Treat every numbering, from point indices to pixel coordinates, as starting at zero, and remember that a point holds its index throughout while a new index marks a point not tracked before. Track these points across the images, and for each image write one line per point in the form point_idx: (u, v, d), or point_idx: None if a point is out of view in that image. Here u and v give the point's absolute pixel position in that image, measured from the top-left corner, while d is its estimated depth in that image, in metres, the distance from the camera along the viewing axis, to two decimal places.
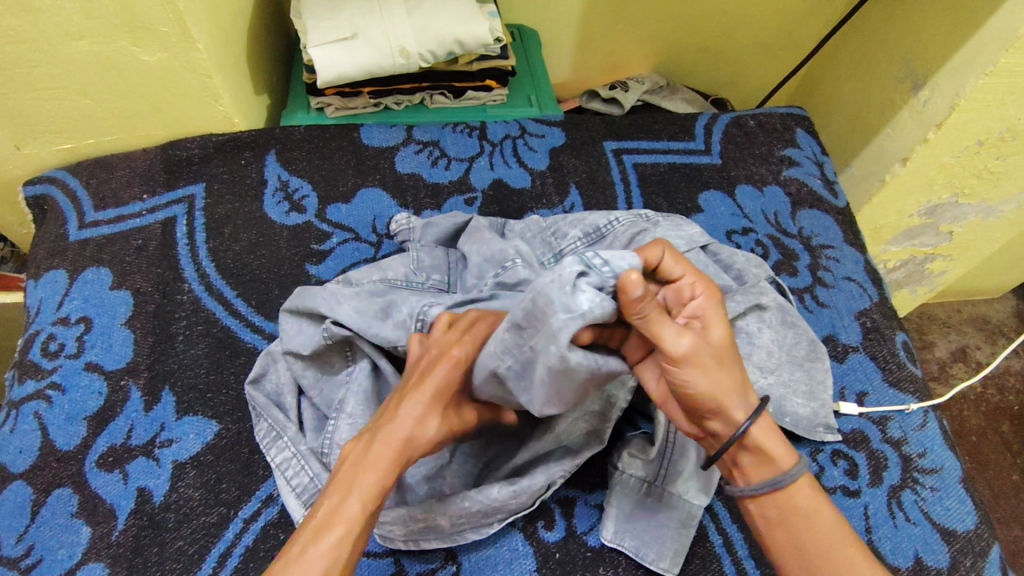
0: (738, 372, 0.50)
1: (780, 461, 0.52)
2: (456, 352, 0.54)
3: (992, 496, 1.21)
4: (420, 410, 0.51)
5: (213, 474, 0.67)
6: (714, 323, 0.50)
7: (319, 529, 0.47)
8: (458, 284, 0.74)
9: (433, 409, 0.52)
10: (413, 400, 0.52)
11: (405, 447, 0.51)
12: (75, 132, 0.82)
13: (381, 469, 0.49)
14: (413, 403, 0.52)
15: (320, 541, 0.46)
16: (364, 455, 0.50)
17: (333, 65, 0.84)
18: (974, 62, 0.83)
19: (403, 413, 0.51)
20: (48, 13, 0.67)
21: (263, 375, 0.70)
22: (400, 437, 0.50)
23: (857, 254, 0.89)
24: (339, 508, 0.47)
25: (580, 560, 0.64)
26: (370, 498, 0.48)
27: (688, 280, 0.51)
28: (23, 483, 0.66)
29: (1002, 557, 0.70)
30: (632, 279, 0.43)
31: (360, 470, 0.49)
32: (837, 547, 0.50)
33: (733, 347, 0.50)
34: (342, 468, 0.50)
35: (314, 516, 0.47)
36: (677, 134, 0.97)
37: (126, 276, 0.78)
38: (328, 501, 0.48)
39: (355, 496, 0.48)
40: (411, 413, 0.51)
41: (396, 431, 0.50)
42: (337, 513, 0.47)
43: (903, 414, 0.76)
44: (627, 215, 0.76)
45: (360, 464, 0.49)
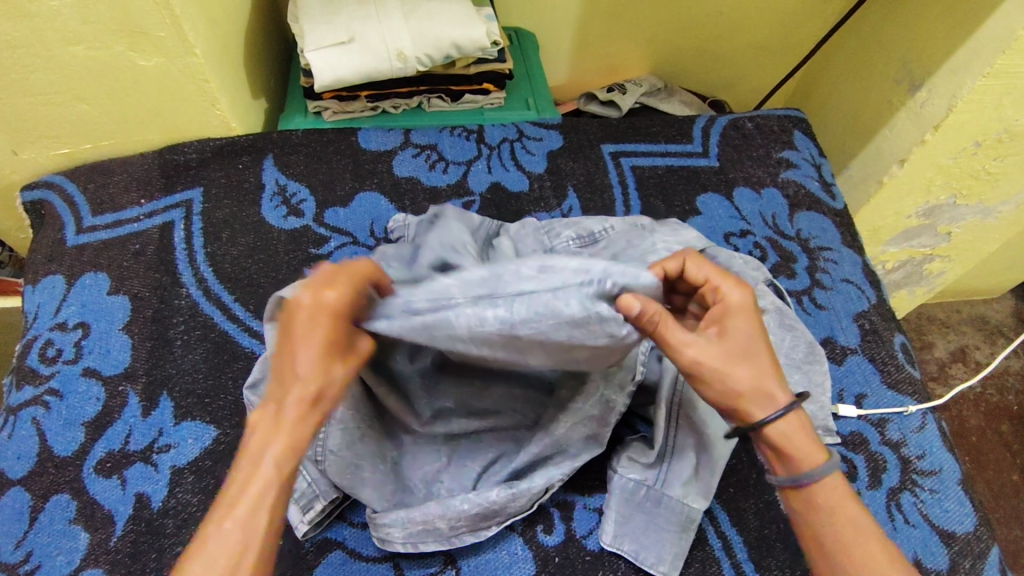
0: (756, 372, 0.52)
1: (810, 457, 0.52)
2: (334, 298, 0.49)
3: (991, 496, 1.21)
4: (309, 361, 0.48)
5: (211, 479, 0.67)
6: (731, 324, 0.53)
7: (235, 499, 0.45)
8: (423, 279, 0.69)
9: (330, 357, 0.49)
10: (302, 353, 0.48)
11: (315, 401, 0.48)
12: (73, 137, 0.82)
13: (292, 431, 0.47)
14: (305, 355, 0.48)
15: (234, 512, 0.45)
16: (274, 422, 0.47)
17: (331, 70, 0.84)
18: (972, 64, 0.83)
19: (303, 370, 0.48)
20: (45, 18, 0.67)
21: (260, 381, 0.69)
22: (306, 393, 0.48)
23: (855, 256, 0.89)
24: (250, 477, 0.46)
25: (579, 564, 0.64)
26: (283, 459, 0.47)
27: (713, 282, 0.54)
28: (21, 489, 0.66)
29: (1001, 559, 0.70)
30: (630, 301, 0.48)
31: (269, 435, 0.47)
32: (860, 540, 0.50)
33: (755, 346, 0.52)
34: (252, 437, 0.48)
35: (227, 491, 0.46)
36: (675, 136, 0.97)
37: (124, 281, 0.78)
38: (241, 470, 0.46)
39: (266, 461, 0.46)
40: (304, 365, 0.48)
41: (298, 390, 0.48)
42: (250, 480, 0.46)
43: (901, 416, 0.76)
44: (621, 224, 0.77)
45: (270, 428, 0.47)
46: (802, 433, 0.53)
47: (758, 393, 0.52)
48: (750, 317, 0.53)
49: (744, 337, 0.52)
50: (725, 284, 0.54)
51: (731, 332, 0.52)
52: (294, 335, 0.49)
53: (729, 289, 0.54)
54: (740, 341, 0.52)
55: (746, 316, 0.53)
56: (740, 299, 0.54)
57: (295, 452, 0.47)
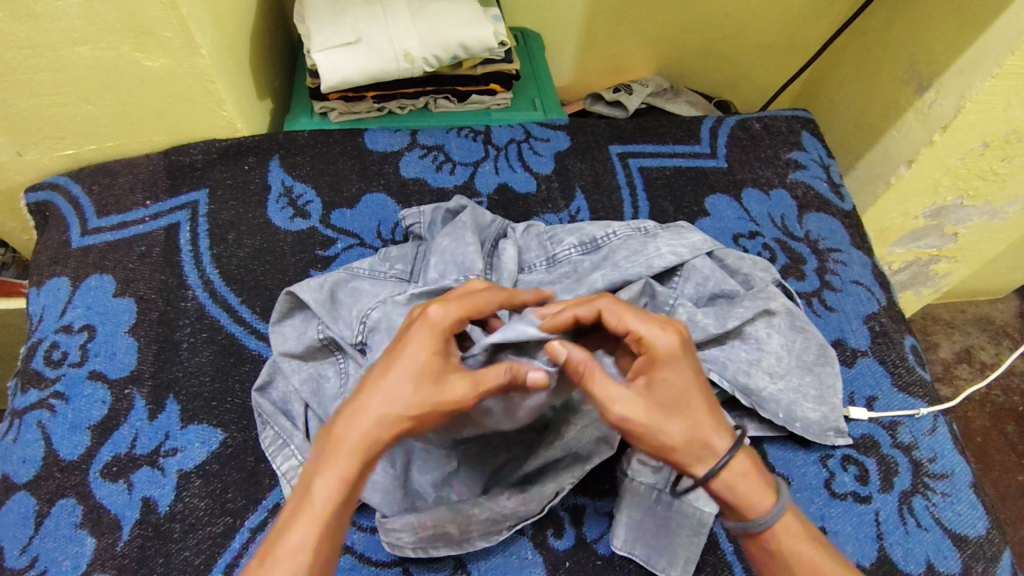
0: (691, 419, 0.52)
1: (757, 503, 0.53)
2: (433, 315, 0.53)
3: (998, 497, 1.20)
4: (392, 380, 0.50)
5: (218, 483, 0.66)
6: (660, 374, 0.52)
7: (284, 530, 0.47)
8: (421, 273, 0.74)
9: (416, 382, 0.50)
10: (388, 371, 0.51)
11: (379, 424, 0.49)
12: (77, 138, 0.82)
13: (341, 459, 0.48)
14: (388, 377, 0.50)
15: (284, 541, 0.46)
16: (331, 444, 0.49)
17: (337, 71, 0.84)
18: (981, 64, 0.82)
19: (371, 392, 0.50)
20: (50, 19, 0.66)
21: (270, 383, 0.69)
22: (370, 416, 0.49)
23: (864, 257, 0.89)
24: (304, 501, 0.47)
25: (590, 569, 0.64)
26: (326, 490, 0.47)
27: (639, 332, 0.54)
28: (27, 493, 0.65)
29: (1013, 562, 0.69)
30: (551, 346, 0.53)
31: (319, 461, 0.49)
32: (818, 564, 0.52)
33: (687, 391, 0.52)
34: (310, 463, 0.49)
35: (280, 519, 0.48)
36: (683, 137, 0.97)
37: (130, 283, 0.77)
38: (294, 498, 0.49)
39: (313, 491, 0.48)
40: (378, 387, 0.50)
41: (361, 412, 0.49)
42: (298, 511, 0.47)
43: (913, 419, 0.75)
44: (625, 228, 0.76)
45: (323, 454, 0.49)
46: (748, 481, 0.53)
47: (695, 446, 0.52)
48: (684, 364, 0.53)
49: (681, 390, 0.52)
50: (658, 329, 0.53)
51: (661, 381, 0.52)
52: (388, 356, 0.52)
53: (659, 337, 0.53)
54: (673, 392, 0.52)
55: (682, 364, 0.52)
56: (671, 345, 0.53)
57: (343, 482, 0.48)
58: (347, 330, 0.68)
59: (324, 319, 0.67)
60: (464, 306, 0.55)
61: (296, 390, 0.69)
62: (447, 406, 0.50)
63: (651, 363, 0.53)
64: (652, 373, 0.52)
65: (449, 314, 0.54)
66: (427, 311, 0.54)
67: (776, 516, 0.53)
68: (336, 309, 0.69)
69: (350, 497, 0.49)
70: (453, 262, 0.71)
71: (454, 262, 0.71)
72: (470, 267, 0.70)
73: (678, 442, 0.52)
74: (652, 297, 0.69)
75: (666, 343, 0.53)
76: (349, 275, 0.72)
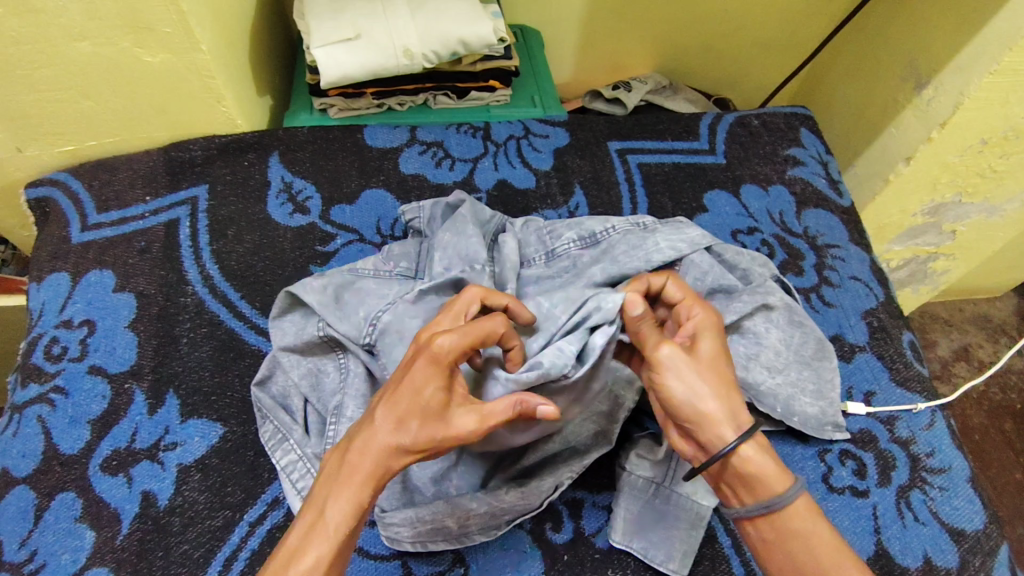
0: (722, 385, 0.54)
1: (775, 481, 0.53)
2: (439, 342, 0.51)
3: (995, 494, 1.21)
4: (399, 414, 0.50)
5: (218, 477, 0.66)
6: (702, 341, 0.56)
7: (295, 552, 0.48)
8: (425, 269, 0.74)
9: (424, 419, 0.49)
10: (395, 403, 0.50)
11: (387, 455, 0.49)
12: (77, 134, 0.82)
13: (353, 486, 0.49)
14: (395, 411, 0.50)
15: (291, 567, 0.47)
16: (339, 470, 0.49)
17: (336, 66, 0.84)
18: (978, 62, 0.82)
19: (378, 422, 0.50)
20: (51, 14, 0.67)
21: (269, 378, 0.69)
22: (378, 448, 0.49)
23: (862, 253, 0.89)
24: (313, 528, 0.48)
25: (589, 562, 0.64)
26: (340, 516, 0.48)
27: (687, 305, 0.59)
28: (26, 487, 0.65)
29: (1010, 557, 0.69)
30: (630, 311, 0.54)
31: (333, 486, 0.49)
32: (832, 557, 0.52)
33: (721, 363, 0.55)
34: (319, 488, 0.50)
35: (287, 543, 0.48)
36: (681, 133, 0.97)
37: (129, 278, 0.78)
38: (306, 520, 0.49)
39: (328, 514, 0.48)
40: (388, 418, 0.50)
41: (373, 440, 0.49)
42: (309, 536, 0.48)
43: (910, 414, 0.75)
44: (623, 223, 0.76)
45: (334, 481, 0.49)
46: (765, 459, 0.54)
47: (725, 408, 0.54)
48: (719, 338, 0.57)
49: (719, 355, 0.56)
50: (699, 306, 0.59)
51: (701, 347, 0.56)
52: (391, 387, 0.51)
53: (701, 312, 0.58)
54: (712, 353, 0.55)
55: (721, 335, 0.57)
56: (713, 319, 0.58)
57: (356, 509, 0.49)
58: (355, 331, 0.67)
59: (327, 318, 0.66)
60: (466, 338, 0.52)
61: (295, 384, 0.69)
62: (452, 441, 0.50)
63: (694, 327, 0.57)
64: (695, 337, 0.57)
65: (456, 341, 0.51)
66: (433, 340, 0.51)
67: (797, 494, 0.53)
68: (341, 310, 0.68)
69: (361, 522, 0.49)
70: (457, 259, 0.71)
71: (459, 259, 0.71)
72: (476, 257, 0.71)
73: (708, 397, 0.54)
74: None
75: (712, 314, 0.58)
76: (354, 275, 0.72)
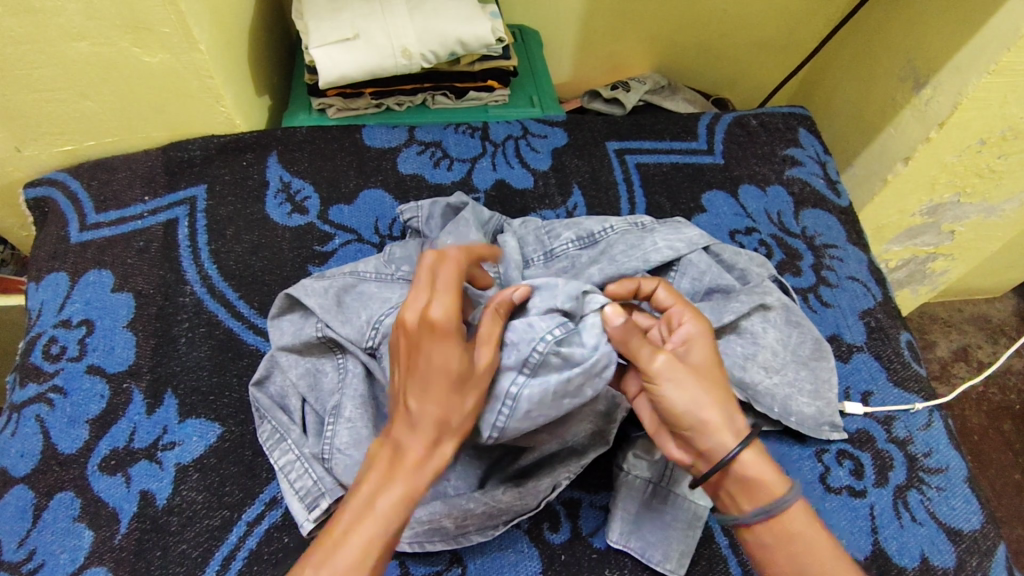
0: (719, 391, 0.55)
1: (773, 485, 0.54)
2: (438, 308, 0.52)
3: (994, 495, 1.21)
4: (436, 388, 0.50)
5: (216, 477, 0.66)
6: (696, 347, 0.57)
7: (342, 544, 0.47)
8: None
9: (457, 383, 0.51)
10: (428, 382, 0.50)
11: (439, 431, 0.51)
12: (75, 134, 0.82)
13: (408, 476, 0.49)
14: (433, 386, 0.50)
15: (340, 557, 0.47)
16: (392, 460, 0.50)
17: (334, 66, 0.84)
18: (975, 62, 0.82)
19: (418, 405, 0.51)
20: (50, 14, 0.67)
21: (267, 377, 0.69)
22: (428, 426, 0.50)
23: (860, 253, 0.89)
24: (366, 514, 0.48)
25: (586, 562, 0.64)
26: (392, 508, 0.49)
27: (677, 308, 0.59)
28: (25, 487, 0.65)
29: (1008, 557, 0.70)
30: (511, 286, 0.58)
31: (385, 478, 0.50)
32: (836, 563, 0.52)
33: (717, 368, 0.57)
34: (364, 477, 0.50)
35: (334, 531, 0.48)
36: (679, 133, 0.97)
37: (127, 278, 0.78)
38: (350, 511, 0.49)
39: (379, 506, 0.49)
40: (430, 401, 0.50)
41: (420, 430, 0.50)
42: (359, 523, 0.48)
43: (908, 414, 0.75)
44: (621, 223, 0.76)
45: (386, 471, 0.50)
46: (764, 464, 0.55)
47: (727, 415, 0.55)
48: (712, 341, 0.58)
49: (714, 360, 0.57)
50: (689, 312, 0.59)
51: (697, 353, 0.57)
52: (415, 361, 0.51)
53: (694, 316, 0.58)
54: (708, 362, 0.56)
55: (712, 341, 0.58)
56: (705, 323, 0.58)
57: (409, 499, 0.49)
58: (356, 333, 0.66)
59: (327, 319, 0.67)
60: (447, 289, 0.53)
61: (293, 384, 0.69)
62: (482, 389, 0.53)
63: (688, 336, 0.57)
64: (686, 346, 0.57)
65: (451, 299, 0.53)
66: (428, 309, 0.52)
67: (796, 497, 0.54)
68: (343, 313, 0.68)
69: (411, 513, 0.50)
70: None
71: None
72: None
73: (710, 405, 0.54)
74: None
75: (703, 319, 0.58)
76: (355, 279, 0.71)
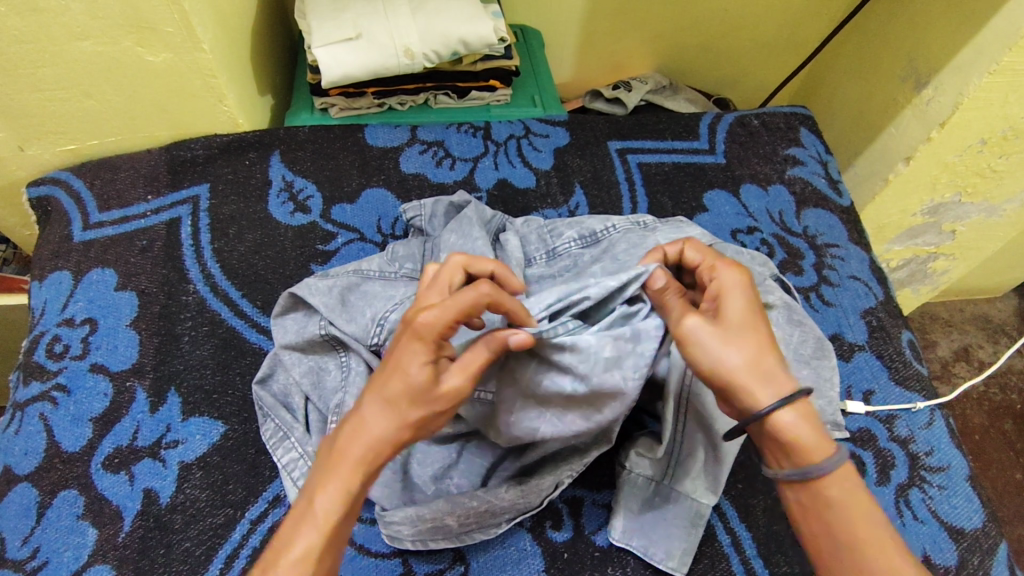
0: (759, 343, 0.52)
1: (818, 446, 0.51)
2: (420, 318, 0.51)
3: (994, 495, 1.21)
4: (388, 397, 0.50)
5: (219, 475, 0.66)
6: (728, 300, 0.55)
7: (287, 544, 0.48)
8: None
9: (413, 399, 0.50)
10: (385, 385, 0.51)
11: (383, 437, 0.50)
12: (79, 133, 0.82)
13: (341, 475, 0.49)
14: (381, 399, 0.50)
15: (280, 558, 0.47)
16: (332, 458, 0.50)
17: (338, 66, 0.85)
18: (976, 62, 0.83)
19: (367, 410, 0.51)
20: (54, 14, 0.67)
21: (270, 375, 0.70)
22: (370, 431, 0.50)
23: (861, 253, 0.89)
24: (306, 513, 0.49)
25: (588, 560, 0.64)
26: (331, 506, 0.49)
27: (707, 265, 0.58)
28: (29, 485, 0.66)
29: (1010, 555, 0.70)
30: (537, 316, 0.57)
31: (323, 475, 0.50)
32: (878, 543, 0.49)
33: (753, 320, 0.54)
34: (310, 476, 0.51)
35: (280, 533, 0.49)
36: (681, 133, 0.97)
37: (131, 277, 0.78)
38: (297, 509, 0.50)
39: (318, 506, 0.49)
40: (377, 406, 0.51)
41: (361, 431, 0.51)
42: (301, 522, 0.49)
43: (909, 413, 0.76)
44: (624, 222, 0.76)
45: (326, 469, 0.50)
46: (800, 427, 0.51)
47: (759, 373, 0.51)
48: (742, 290, 0.55)
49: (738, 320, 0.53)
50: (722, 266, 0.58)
51: (729, 307, 0.54)
52: (383, 366, 0.52)
53: (723, 269, 0.57)
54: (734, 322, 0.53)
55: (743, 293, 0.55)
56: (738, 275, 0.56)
57: (346, 498, 0.49)
58: (360, 333, 0.66)
59: (328, 317, 0.67)
60: (451, 311, 0.51)
61: (296, 382, 0.69)
62: (441, 411, 0.52)
63: (719, 289, 0.56)
64: (720, 297, 0.55)
65: (444, 314, 0.50)
66: (416, 317, 0.51)
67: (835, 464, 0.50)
68: (348, 311, 0.68)
69: (353, 508, 0.50)
70: (464, 258, 0.71)
71: (465, 259, 0.71)
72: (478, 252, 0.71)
73: (739, 366, 0.52)
74: None
75: (735, 271, 0.56)
76: (360, 279, 0.71)
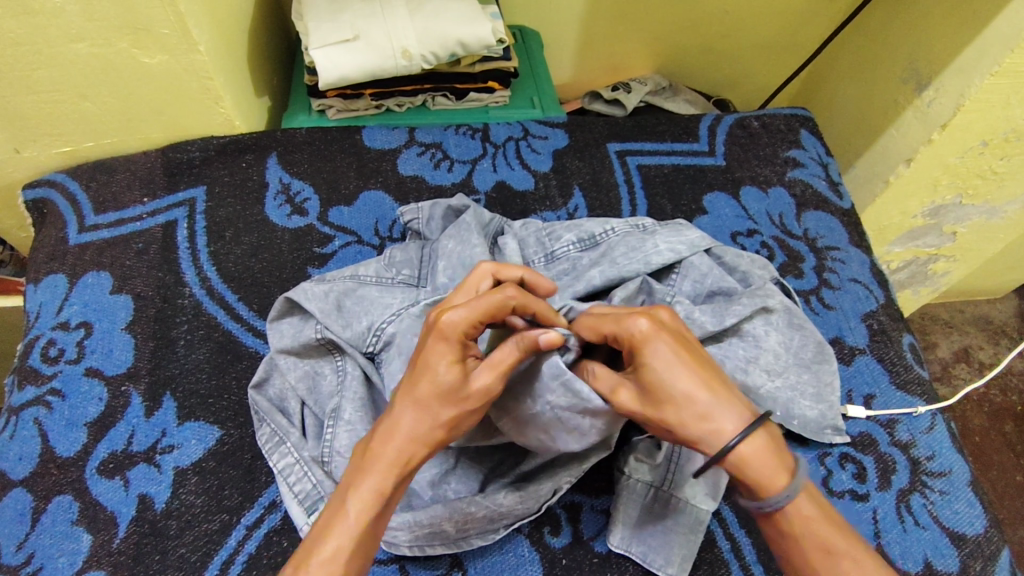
0: (697, 393, 0.49)
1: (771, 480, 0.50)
2: (448, 317, 0.51)
3: (995, 497, 1.20)
4: (417, 397, 0.51)
5: (214, 480, 0.66)
6: (648, 355, 0.50)
7: (319, 544, 0.48)
8: (428, 277, 0.72)
9: (442, 397, 0.50)
10: (413, 386, 0.51)
11: (416, 436, 0.51)
12: (74, 134, 0.81)
13: (376, 474, 0.49)
14: (413, 399, 0.51)
15: (310, 561, 0.47)
16: (363, 460, 0.50)
17: (335, 68, 0.84)
18: (979, 63, 0.82)
19: (397, 410, 0.51)
20: (48, 16, 0.66)
21: (266, 380, 0.69)
22: (402, 429, 0.51)
23: (862, 256, 0.88)
24: (336, 515, 0.48)
25: (587, 566, 0.64)
26: (361, 507, 0.48)
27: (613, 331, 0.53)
28: (23, 490, 0.65)
29: (1012, 561, 0.69)
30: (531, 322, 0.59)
31: (354, 478, 0.50)
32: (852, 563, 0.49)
33: (681, 371, 0.50)
34: (344, 477, 0.51)
35: (311, 536, 0.48)
36: (680, 135, 0.97)
37: (126, 280, 0.77)
38: (328, 511, 0.50)
39: (349, 505, 0.49)
40: (409, 406, 0.51)
41: (392, 431, 0.51)
42: (331, 524, 0.48)
43: (910, 417, 0.75)
44: (623, 225, 0.75)
45: (358, 471, 0.50)
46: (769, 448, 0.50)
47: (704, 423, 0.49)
48: (659, 341, 0.50)
49: (667, 370, 0.50)
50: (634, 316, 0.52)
51: (654, 361, 0.50)
52: (411, 368, 0.52)
53: (631, 320, 0.52)
54: (665, 371, 0.50)
55: (658, 335, 0.51)
56: (646, 325, 0.51)
57: (378, 498, 0.49)
58: (358, 339, 0.66)
59: (325, 322, 0.66)
60: (477, 310, 0.51)
61: (292, 387, 0.69)
62: (473, 410, 0.52)
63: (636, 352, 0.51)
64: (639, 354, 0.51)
65: (471, 312, 0.51)
66: (442, 318, 0.51)
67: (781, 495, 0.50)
68: (343, 317, 0.67)
69: (384, 510, 0.50)
70: (461, 263, 0.70)
71: (462, 263, 0.70)
72: (473, 257, 0.70)
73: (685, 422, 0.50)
74: (650, 295, 0.67)
75: (640, 324, 0.51)
76: (356, 284, 0.70)
